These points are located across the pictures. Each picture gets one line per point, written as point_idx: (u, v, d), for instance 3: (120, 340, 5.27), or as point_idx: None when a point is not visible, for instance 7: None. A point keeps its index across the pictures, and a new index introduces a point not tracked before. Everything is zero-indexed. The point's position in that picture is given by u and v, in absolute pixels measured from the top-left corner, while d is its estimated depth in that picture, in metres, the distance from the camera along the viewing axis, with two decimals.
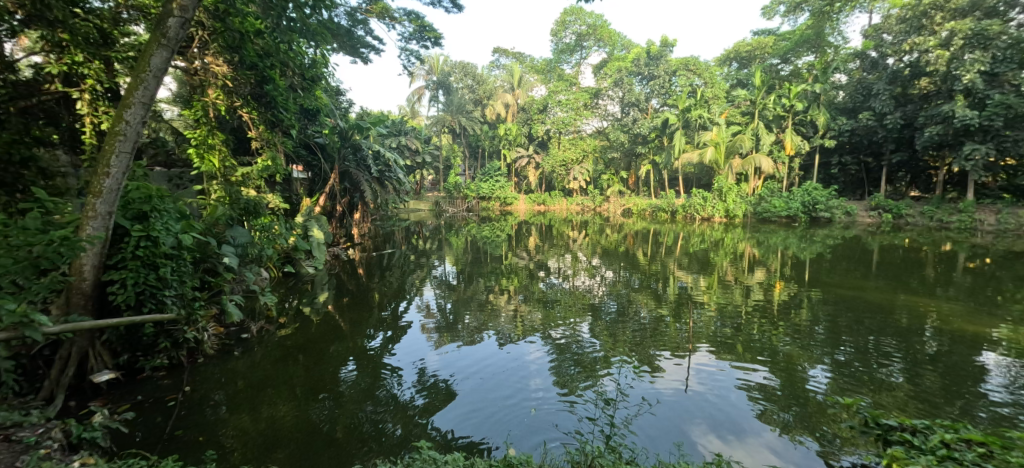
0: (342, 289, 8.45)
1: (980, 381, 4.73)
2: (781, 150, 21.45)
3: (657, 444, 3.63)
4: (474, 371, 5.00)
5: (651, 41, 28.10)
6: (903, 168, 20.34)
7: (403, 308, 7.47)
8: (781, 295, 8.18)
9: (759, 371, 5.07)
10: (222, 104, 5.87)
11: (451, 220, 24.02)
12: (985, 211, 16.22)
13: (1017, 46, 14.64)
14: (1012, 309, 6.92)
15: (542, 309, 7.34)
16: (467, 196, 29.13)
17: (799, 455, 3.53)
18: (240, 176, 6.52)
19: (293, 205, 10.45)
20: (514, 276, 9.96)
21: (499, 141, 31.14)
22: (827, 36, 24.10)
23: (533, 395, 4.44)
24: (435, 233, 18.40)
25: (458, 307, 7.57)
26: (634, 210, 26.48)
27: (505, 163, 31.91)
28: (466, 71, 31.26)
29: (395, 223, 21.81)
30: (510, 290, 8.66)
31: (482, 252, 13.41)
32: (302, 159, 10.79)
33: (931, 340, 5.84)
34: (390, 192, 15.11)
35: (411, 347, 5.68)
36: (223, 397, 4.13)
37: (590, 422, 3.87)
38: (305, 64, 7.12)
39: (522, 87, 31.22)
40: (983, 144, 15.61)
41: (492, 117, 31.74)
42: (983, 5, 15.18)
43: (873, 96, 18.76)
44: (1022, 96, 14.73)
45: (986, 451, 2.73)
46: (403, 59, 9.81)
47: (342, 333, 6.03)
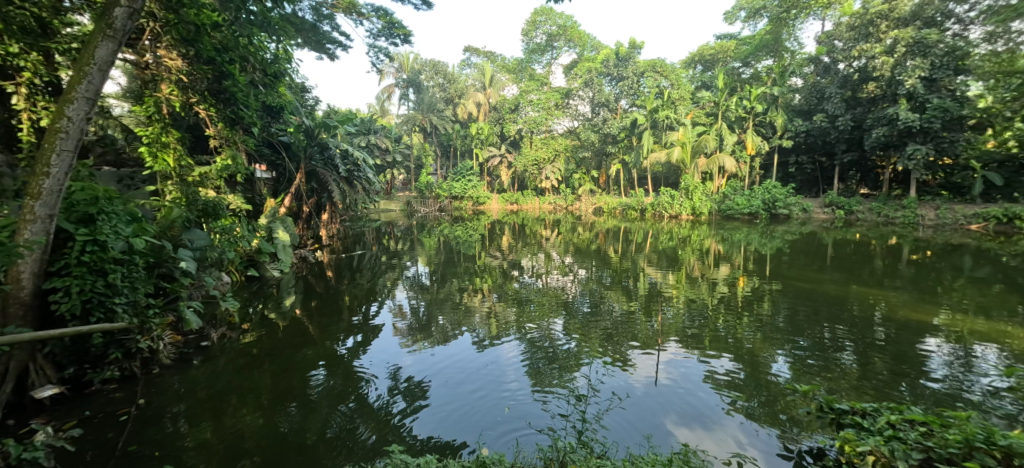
0: (311, 292, 8.27)
1: (924, 365, 5.05)
2: (743, 150, 22.25)
3: (627, 436, 3.73)
4: (448, 372, 5.00)
5: (619, 42, 28.60)
6: (854, 167, 21.43)
7: (375, 310, 7.37)
8: (745, 289, 8.51)
9: (724, 362, 5.26)
10: (177, 100, 5.65)
11: (423, 220, 23.79)
12: (927, 207, 17.29)
13: (952, 54, 15.65)
14: (950, 297, 7.41)
15: (516, 308, 7.39)
16: (439, 196, 28.93)
17: (761, 441, 3.68)
18: (197, 176, 6.30)
19: (256, 206, 10.13)
20: (487, 275, 9.98)
21: (471, 141, 31.02)
22: (784, 41, 25.24)
23: (507, 393, 4.47)
24: (407, 234, 18.18)
25: (431, 308, 7.51)
26: (606, 209, 26.87)
27: (477, 162, 31.82)
28: (437, 69, 31.08)
29: (366, 224, 21.47)
30: (483, 289, 8.66)
31: (455, 252, 13.34)
32: (265, 158, 10.50)
33: (879, 328, 6.20)
34: (360, 192, 14.87)
35: (383, 350, 5.62)
36: (183, 408, 3.99)
37: (563, 419, 3.93)
38: (266, 60, 6.92)
39: (494, 87, 31.57)
40: (924, 145, 16.65)
41: (464, 116, 31.64)
42: (922, 15, 16.14)
43: (826, 100, 19.71)
44: (957, 101, 15.81)
45: (926, 430, 2.94)
46: (371, 56, 9.65)
47: (312, 337, 5.91)
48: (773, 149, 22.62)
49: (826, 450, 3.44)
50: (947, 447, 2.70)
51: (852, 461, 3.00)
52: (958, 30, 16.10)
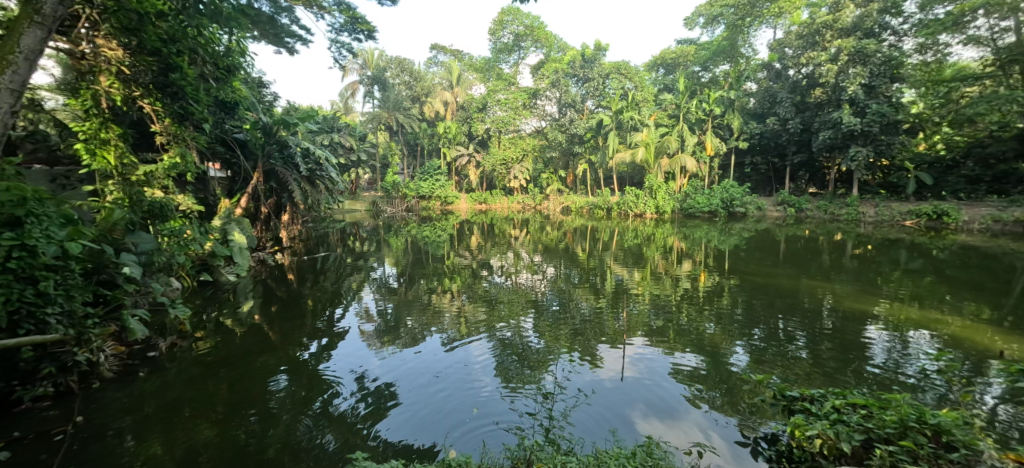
0: (271, 297, 7.98)
1: (867, 352, 5.38)
2: (703, 151, 23.02)
3: (592, 431, 3.79)
4: (416, 374, 4.94)
5: (585, 44, 28.99)
6: (804, 168, 22.54)
7: (340, 313, 7.20)
8: (706, 284, 8.83)
9: (687, 356, 5.43)
10: (117, 93, 5.40)
11: (389, 220, 23.42)
12: (868, 205, 18.43)
13: (889, 63, 16.71)
14: (889, 288, 7.95)
15: (486, 308, 7.39)
16: (406, 195, 28.49)
17: (722, 430, 3.82)
18: (143, 175, 5.99)
19: (209, 207, 9.71)
20: (456, 275, 9.95)
21: (438, 140, 30.74)
22: (740, 47, 26.36)
23: (476, 393, 4.46)
24: (373, 234, 17.86)
25: (399, 310, 7.40)
26: (573, 207, 27.24)
27: (445, 161, 31.55)
28: (403, 67, 30.61)
29: (329, 225, 20.91)
30: (452, 290, 8.60)
31: (424, 252, 13.19)
32: (218, 156, 10.06)
33: (828, 318, 6.57)
34: (322, 191, 14.48)
35: (348, 354, 5.50)
36: (127, 424, 3.78)
37: (530, 417, 3.97)
38: (218, 52, 6.57)
39: (460, 85, 31.16)
40: (865, 147, 17.67)
41: (431, 115, 31.28)
42: (863, 26, 17.16)
43: (778, 104, 20.67)
44: (893, 106, 16.88)
45: (866, 413, 3.14)
46: (334, 51, 9.44)
47: (273, 343, 5.71)
48: (731, 150, 23.51)
49: (779, 436, 3.61)
50: (884, 428, 2.92)
51: (801, 444, 3.14)
52: (893, 42, 17.38)
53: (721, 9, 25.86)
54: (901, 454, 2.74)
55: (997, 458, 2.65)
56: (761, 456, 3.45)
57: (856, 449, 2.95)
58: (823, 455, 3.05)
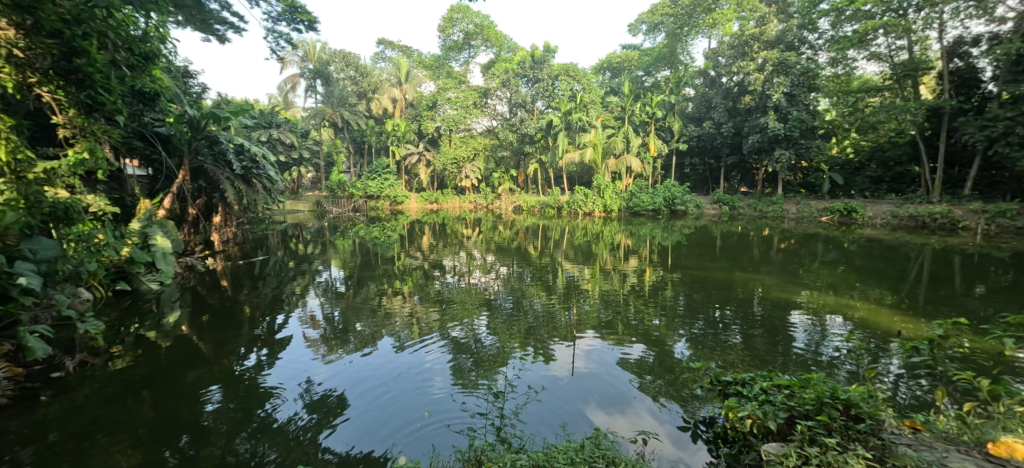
0: (201, 306, 7.60)
1: (791, 337, 5.97)
2: (646, 152, 24.09)
3: (542, 426, 4.01)
4: (369, 380, 4.95)
5: (534, 45, 29.52)
6: (736, 169, 24.18)
7: (282, 321, 7.00)
8: (651, 278, 9.38)
9: (635, 348, 5.80)
10: (8, 79, 4.87)
11: (336, 221, 22.70)
12: (791, 203, 20.10)
13: (806, 74, 18.39)
14: (809, 277, 8.83)
15: (438, 309, 7.47)
16: (353, 195, 27.69)
17: (664, 418, 4.14)
18: (42, 173, 5.27)
19: (126, 207, 9.13)
20: (408, 277, 9.93)
21: (387, 138, 30.13)
22: (679, 54, 27.87)
23: (430, 397, 4.55)
24: (318, 236, 17.30)
25: (347, 315, 7.31)
26: (525, 207, 27.68)
27: (394, 160, 30.98)
28: (348, 61, 29.32)
29: (269, 226, 19.97)
30: (404, 292, 8.60)
31: (373, 254, 13.00)
32: (135, 152, 9.40)
33: (758, 307, 7.20)
34: (261, 191, 13.87)
35: (294, 364, 5.39)
36: (31, 454, 3.59)
37: (482, 417, 4.12)
38: (133, 38, 6.21)
39: (410, 82, 30.65)
40: (787, 150, 19.21)
41: (378, 112, 30.56)
42: (785, 39, 18.90)
43: (713, 109, 22.04)
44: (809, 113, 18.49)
45: (789, 392, 3.46)
46: (270, 41, 9.19)
47: (203, 356, 5.48)
48: (672, 151, 24.78)
49: (716, 418, 3.97)
50: (805, 405, 3.23)
51: (735, 424, 3.43)
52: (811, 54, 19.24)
53: (661, 17, 27.77)
54: (818, 428, 3.06)
55: (894, 425, 3.23)
56: (700, 438, 3.80)
57: (781, 426, 3.30)
58: (753, 434, 3.38)
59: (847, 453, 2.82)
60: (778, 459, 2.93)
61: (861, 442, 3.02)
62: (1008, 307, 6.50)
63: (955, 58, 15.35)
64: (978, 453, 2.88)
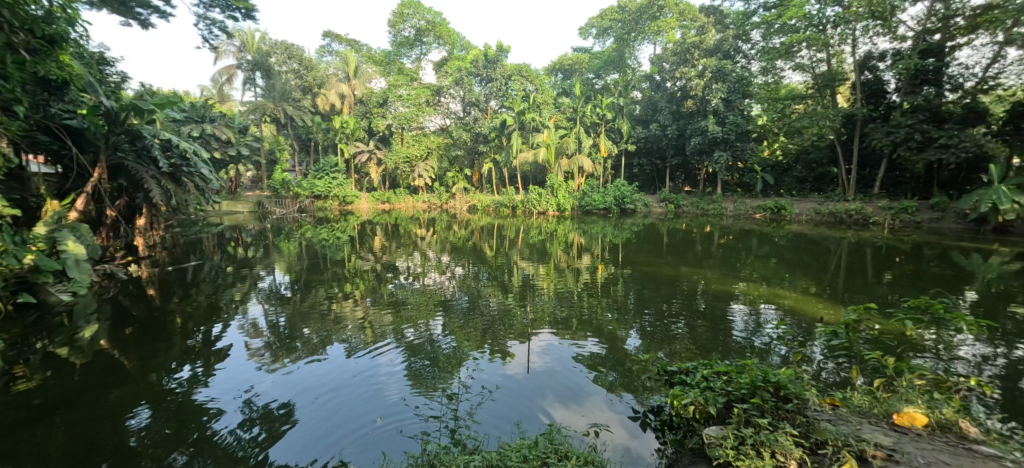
0: (125, 319, 7.07)
1: (730, 326, 6.42)
2: (597, 152, 24.82)
3: (497, 425, 4.08)
4: (316, 389, 4.82)
5: (487, 44, 29.56)
6: (680, 169, 25.35)
7: (219, 330, 6.66)
8: (602, 275, 9.72)
9: (588, 343, 6.03)
10: None
11: (279, 223, 21.70)
12: (729, 202, 21.38)
13: (741, 82, 19.93)
14: (746, 270, 9.50)
15: (391, 311, 7.40)
16: (299, 195, 26.47)
17: (615, 410, 4.33)
18: None
19: (28, 209, 8.37)
20: (359, 279, 9.73)
21: (334, 135, 29.13)
22: (627, 59, 29.03)
23: (383, 403, 4.50)
24: (260, 239, 16.50)
25: (293, 321, 7.07)
26: (479, 206, 27.72)
27: (343, 158, 30.03)
28: (290, 53, 27.88)
29: (203, 229, 18.74)
30: (354, 295, 8.42)
31: (321, 257, 12.60)
32: (40, 147, 8.65)
33: (701, 299, 7.67)
34: (194, 191, 13.07)
35: (235, 376, 5.16)
36: None
37: (435, 421, 4.13)
38: (32, 17, 5.82)
39: (359, 78, 29.75)
40: (725, 152, 20.42)
41: (325, 108, 29.47)
42: (722, 49, 20.20)
43: (659, 112, 23.02)
44: (743, 119, 19.90)
45: (727, 378, 3.68)
46: (203, 30, 8.76)
47: (126, 374, 5.12)
48: (621, 152, 25.67)
49: (663, 407, 4.20)
50: (741, 389, 3.43)
51: (680, 411, 3.55)
52: (746, 63, 21.04)
53: (610, 22, 28.85)
54: (753, 410, 3.23)
55: (817, 403, 3.50)
56: (649, 426, 4.03)
57: (721, 410, 3.46)
58: (696, 419, 3.53)
59: (777, 431, 3.01)
60: (718, 442, 3.07)
61: (789, 420, 3.19)
62: (910, 292, 7.30)
63: (866, 71, 16.93)
64: (886, 423, 3.26)
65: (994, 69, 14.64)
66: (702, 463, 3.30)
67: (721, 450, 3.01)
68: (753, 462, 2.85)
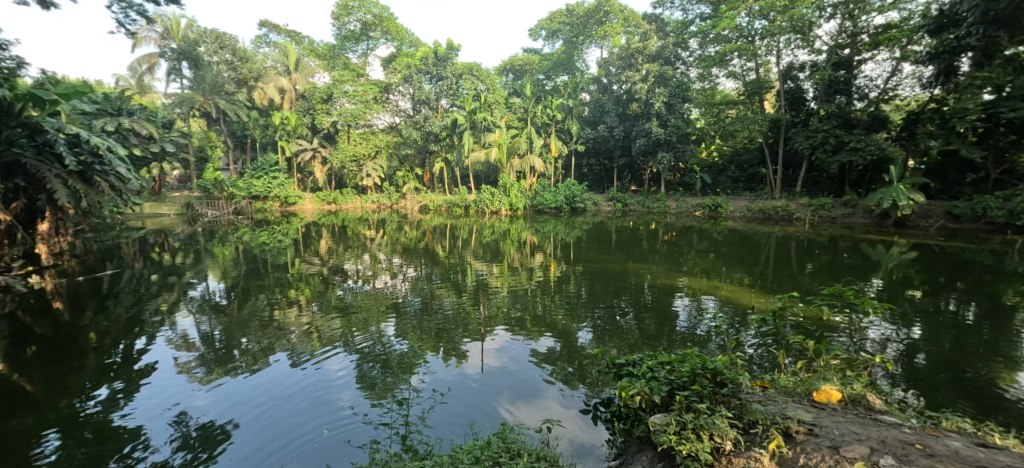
0: (25, 338, 6.41)
1: (675, 317, 6.82)
2: (548, 152, 25.29)
3: (449, 428, 4.08)
4: (257, 402, 4.59)
5: (437, 41, 29.32)
6: (627, 170, 26.33)
7: (142, 345, 6.19)
8: (555, 273, 9.97)
9: (543, 340, 6.22)
10: None
11: (213, 226, 20.41)
12: (672, 200, 22.43)
13: (680, 87, 21.03)
14: (688, 264, 10.08)
15: (340, 316, 7.24)
16: (234, 196, 24.87)
17: (567, 406, 4.47)
18: None
19: None
20: (305, 284, 9.41)
21: (274, 131, 27.71)
22: (575, 61, 29.90)
23: (332, 413, 4.38)
24: (190, 243, 15.45)
25: (230, 331, 6.72)
26: (431, 206, 27.40)
27: (285, 156, 28.65)
28: (222, 43, 25.43)
29: (121, 234, 17.25)
30: (299, 301, 8.13)
31: (261, 261, 12.02)
32: None
33: (648, 293, 8.08)
34: (110, 193, 12.06)
35: (165, 394, 4.82)
36: None
37: (386, 428, 4.06)
38: None
39: (300, 71, 28.45)
40: (667, 153, 21.49)
41: (263, 102, 27.50)
42: (662, 54, 21.19)
43: (607, 114, 23.79)
44: (682, 122, 21.04)
45: (669, 367, 3.89)
46: (119, 13, 8.21)
47: (30, 400, 4.67)
48: (571, 152, 26.37)
49: (612, 399, 4.40)
50: (682, 377, 3.62)
51: (627, 402, 3.74)
52: (685, 69, 22.15)
53: (559, 25, 29.61)
54: (693, 396, 3.44)
55: (748, 386, 3.82)
56: (599, 419, 4.21)
57: (664, 398, 3.66)
58: (643, 408, 3.71)
59: (714, 415, 3.22)
60: (662, 428, 3.26)
61: (725, 403, 3.43)
62: (828, 281, 8.07)
63: (788, 80, 18.32)
64: (807, 401, 3.62)
65: (892, 82, 16.43)
66: (649, 450, 3.48)
67: (664, 435, 3.18)
68: (693, 445, 3.04)
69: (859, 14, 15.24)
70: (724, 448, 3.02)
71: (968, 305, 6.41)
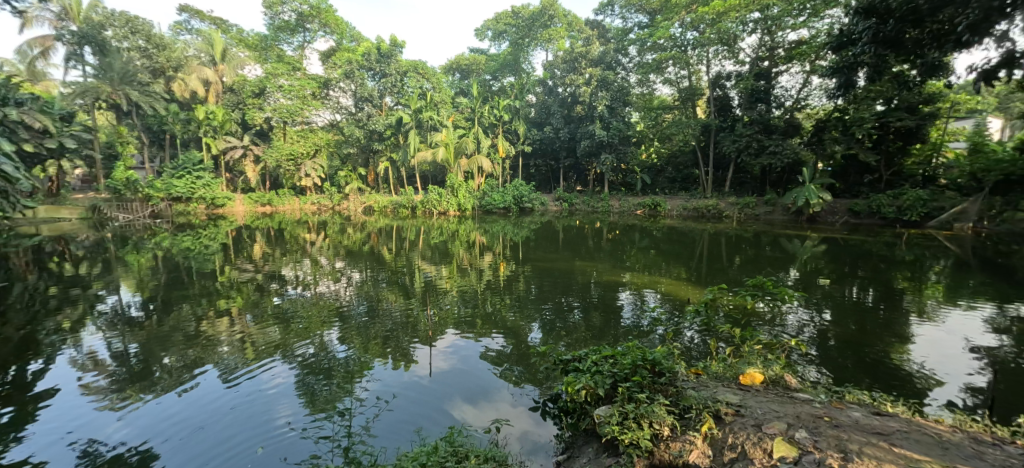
0: None
1: (620, 312, 7.16)
2: (496, 153, 25.47)
3: (396, 436, 4.02)
4: (182, 424, 4.29)
5: (380, 37, 28.64)
6: (573, 171, 27.04)
7: (41, 369, 5.57)
8: (505, 273, 10.12)
9: (495, 339, 6.33)
10: None
11: (127, 231, 18.69)
12: (615, 200, 23.29)
13: (622, 91, 22.01)
14: (630, 261, 10.56)
15: (279, 325, 6.95)
16: (150, 197, 22.37)
17: (515, 406, 4.58)
18: None
19: None
20: (236, 293, 8.90)
21: (197, 126, 24.98)
22: (522, 63, 30.29)
23: (269, 429, 4.18)
24: (99, 252, 14.04)
25: (148, 347, 6.20)
26: (376, 207, 26.70)
27: (211, 154, 26.65)
28: (133, 27, 22.99)
29: (11, 242, 15.35)
30: (231, 312, 7.67)
31: (185, 269, 11.18)
32: None
33: (594, 290, 8.41)
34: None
35: (70, 421, 4.37)
36: None
37: (327, 440, 3.92)
38: None
39: (227, 62, 25.99)
40: (610, 155, 22.40)
41: (183, 94, 25.19)
42: (605, 59, 22.06)
43: (552, 116, 24.32)
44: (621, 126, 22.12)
45: (613, 360, 4.09)
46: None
47: None
48: (519, 153, 26.71)
49: (560, 395, 4.55)
50: (624, 370, 3.82)
51: (573, 396, 3.90)
52: (626, 74, 23.03)
53: (505, 26, 29.93)
54: (635, 387, 3.64)
55: (684, 374, 4.11)
56: (547, 417, 4.35)
57: (608, 391, 3.84)
58: (589, 402, 3.87)
59: (653, 403, 3.44)
60: (606, 420, 3.43)
61: (662, 392, 3.66)
62: (753, 272, 8.79)
63: (717, 88, 19.54)
64: (735, 384, 3.96)
65: (804, 92, 18.05)
66: (596, 442, 3.66)
67: (608, 427, 3.36)
68: (635, 434, 3.24)
69: (776, 29, 16.59)
70: (662, 434, 3.25)
71: (868, 290, 7.25)
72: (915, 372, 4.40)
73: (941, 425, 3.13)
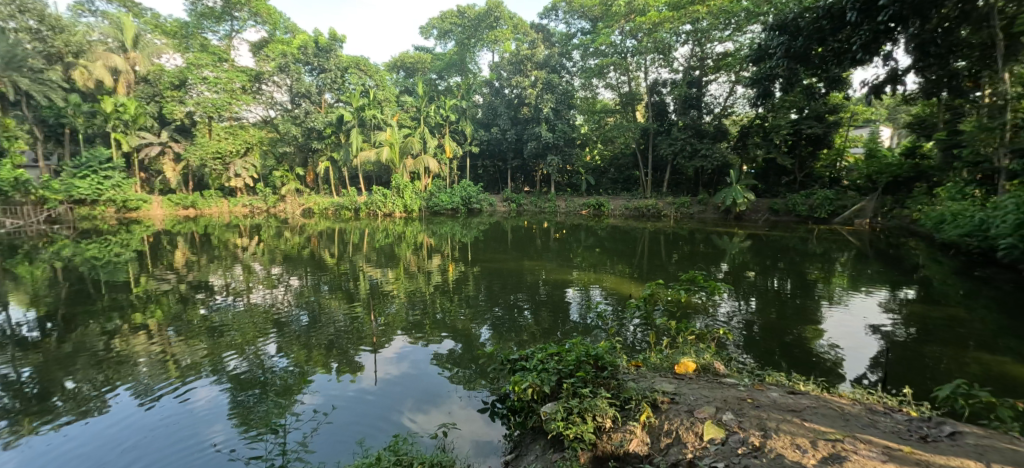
0: None
1: (568, 310, 7.39)
2: (443, 153, 25.24)
3: (336, 450, 3.93)
4: (88, 453, 3.91)
5: (319, 31, 27.59)
6: (520, 171, 27.36)
7: None
8: (453, 275, 10.10)
9: (445, 342, 6.35)
10: None
11: (20, 239, 16.63)
12: (560, 200, 23.80)
13: (566, 94, 22.76)
14: (574, 260, 10.86)
15: (209, 339, 6.54)
16: (47, 199, 19.69)
17: (461, 409, 4.62)
18: None
19: None
20: (155, 306, 8.24)
21: (104, 120, 22.69)
22: (468, 62, 30.25)
23: (192, 454, 3.92)
24: None
25: (47, 371, 5.59)
26: (316, 209, 25.53)
27: (121, 151, 24.25)
28: (21, 6, 20.91)
29: None
30: (148, 327, 7.09)
31: (91, 281, 10.16)
32: None
33: (542, 289, 8.60)
34: None
35: None
36: None
37: (259, 460, 3.75)
38: None
39: (140, 50, 24.15)
40: (556, 157, 22.92)
41: (86, 84, 22.30)
42: (546, 61, 22.65)
43: (500, 116, 24.49)
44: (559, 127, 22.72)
45: (557, 357, 4.25)
46: None
47: None
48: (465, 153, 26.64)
49: (506, 396, 4.65)
50: (568, 367, 3.98)
51: (520, 394, 4.01)
52: (568, 77, 23.65)
53: (450, 26, 29.70)
54: (578, 382, 3.81)
55: (625, 367, 4.35)
56: (495, 417, 4.45)
57: (554, 388, 3.99)
58: (535, 399, 3.99)
59: (596, 397, 3.60)
60: (551, 416, 3.56)
61: (603, 385, 3.82)
62: (687, 268, 9.33)
63: (654, 93, 20.50)
64: (671, 374, 4.23)
65: (731, 100, 19.39)
66: (542, 438, 3.80)
67: (554, 423, 3.48)
68: (579, 428, 3.38)
69: (706, 41, 17.71)
70: (604, 426, 3.43)
71: (786, 281, 7.93)
72: (825, 353, 4.89)
73: (843, 399, 3.53)
